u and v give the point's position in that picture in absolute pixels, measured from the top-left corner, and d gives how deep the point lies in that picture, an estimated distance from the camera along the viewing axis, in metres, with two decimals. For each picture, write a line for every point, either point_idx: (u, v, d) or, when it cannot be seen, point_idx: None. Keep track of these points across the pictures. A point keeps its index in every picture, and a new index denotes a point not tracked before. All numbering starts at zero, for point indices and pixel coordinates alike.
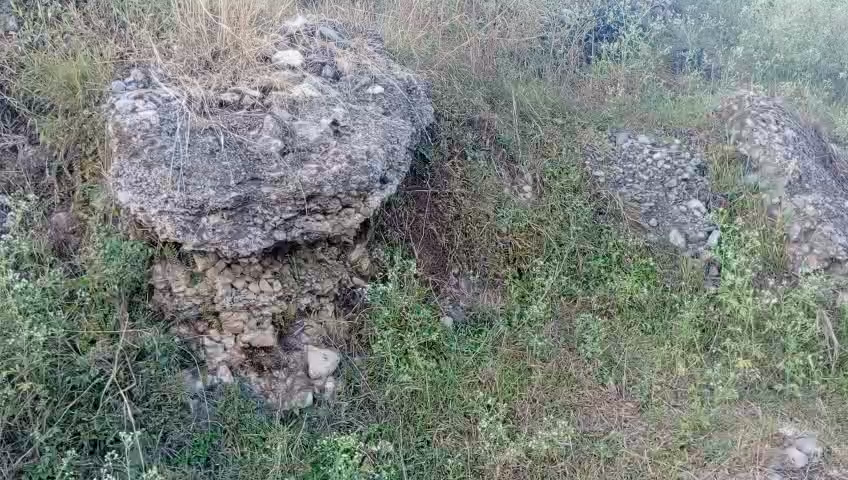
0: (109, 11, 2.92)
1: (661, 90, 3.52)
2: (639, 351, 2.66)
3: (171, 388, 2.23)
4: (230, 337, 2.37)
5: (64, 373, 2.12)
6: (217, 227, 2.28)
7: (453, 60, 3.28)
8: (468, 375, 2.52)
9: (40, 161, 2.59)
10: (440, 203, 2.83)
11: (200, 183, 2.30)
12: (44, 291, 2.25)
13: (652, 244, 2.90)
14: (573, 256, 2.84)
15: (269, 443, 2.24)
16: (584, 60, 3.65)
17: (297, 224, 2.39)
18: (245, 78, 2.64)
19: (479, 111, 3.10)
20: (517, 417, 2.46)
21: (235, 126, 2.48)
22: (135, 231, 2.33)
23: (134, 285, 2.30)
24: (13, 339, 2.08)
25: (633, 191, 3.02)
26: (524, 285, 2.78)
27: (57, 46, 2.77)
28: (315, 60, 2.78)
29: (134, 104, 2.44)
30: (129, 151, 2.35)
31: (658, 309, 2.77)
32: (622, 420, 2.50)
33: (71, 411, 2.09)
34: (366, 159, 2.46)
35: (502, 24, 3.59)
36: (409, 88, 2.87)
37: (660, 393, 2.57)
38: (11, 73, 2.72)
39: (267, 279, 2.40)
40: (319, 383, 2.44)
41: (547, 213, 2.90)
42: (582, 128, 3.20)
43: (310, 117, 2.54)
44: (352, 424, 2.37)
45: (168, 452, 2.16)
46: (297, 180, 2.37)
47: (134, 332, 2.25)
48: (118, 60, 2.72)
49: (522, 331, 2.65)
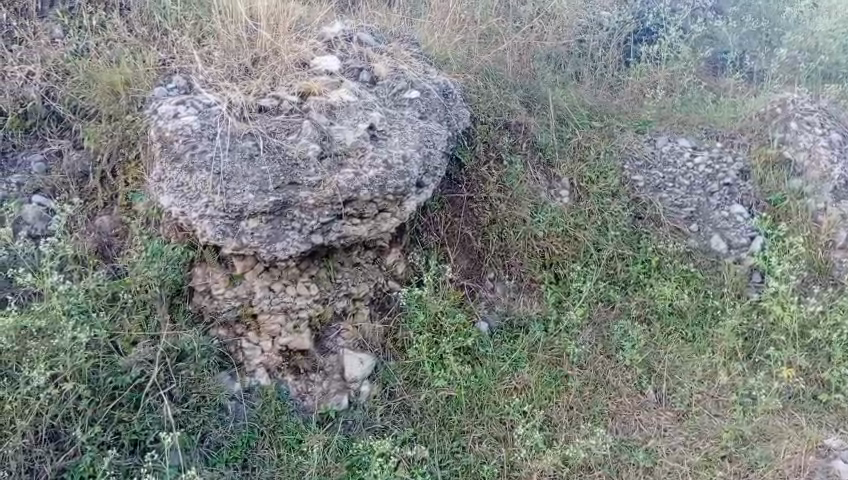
0: (151, 19, 2.97)
1: (702, 93, 3.45)
2: (678, 359, 2.62)
3: (210, 389, 2.26)
4: (268, 339, 2.38)
5: (106, 374, 2.16)
6: (256, 231, 2.31)
7: (490, 63, 3.26)
8: (503, 381, 2.51)
9: (85, 165, 2.65)
10: (476, 208, 2.80)
11: (239, 187, 2.34)
12: (87, 292, 2.28)
13: (693, 249, 2.84)
14: (611, 261, 2.80)
15: (305, 446, 2.26)
16: (623, 62, 3.60)
17: (334, 227, 2.39)
18: (284, 84, 2.67)
19: (516, 114, 3.08)
20: (554, 424, 2.43)
21: (274, 131, 2.51)
22: (176, 235, 2.38)
23: (174, 287, 2.35)
24: (58, 339, 2.13)
25: (674, 196, 2.96)
26: (561, 291, 2.75)
27: (102, 53, 2.83)
28: (353, 65, 2.80)
29: (176, 111, 2.51)
30: (171, 157, 2.41)
31: (699, 317, 2.71)
32: (661, 429, 2.46)
33: (112, 411, 2.13)
34: (402, 164, 2.48)
35: (539, 27, 3.55)
36: (446, 92, 2.87)
37: (700, 402, 2.52)
38: (57, 80, 2.78)
39: (304, 283, 2.42)
40: (355, 386, 2.43)
41: (585, 217, 2.87)
42: (620, 132, 3.16)
43: (347, 122, 2.55)
44: (387, 429, 2.37)
45: (207, 453, 2.19)
46: (334, 184, 2.37)
47: (174, 333, 2.29)
48: (160, 67, 2.79)
49: (559, 337, 2.63)
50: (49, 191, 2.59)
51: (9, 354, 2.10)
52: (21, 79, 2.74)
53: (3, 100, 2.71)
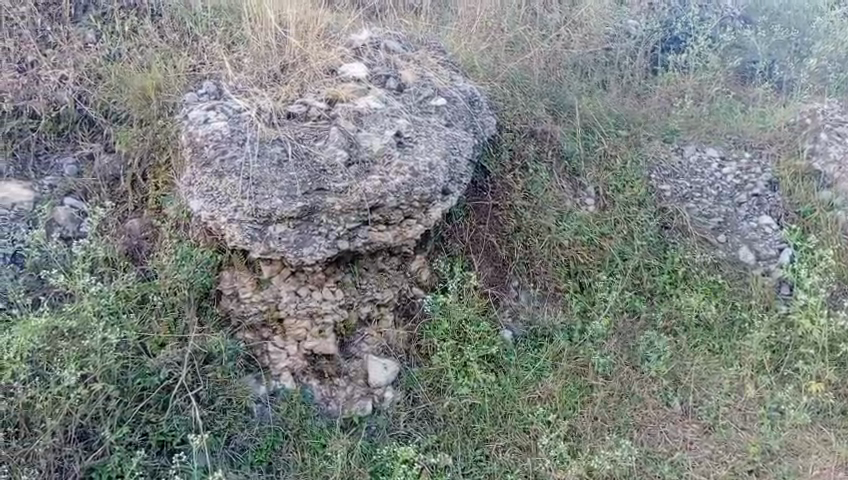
0: (183, 25, 3.02)
1: (732, 103, 3.41)
2: (705, 371, 2.59)
3: (236, 392, 2.28)
4: (294, 343, 2.39)
5: (134, 375, 2.19)
6: (284, 236, 2.33)
7: (516, 71, 3.26)
8: (527, 390, 2.50)
9: (116, 169, 2.69)
10: (501, 216, 2.80)
11: (267, 193, 2.35)
12: (117, 294, 2.31)
13: (721, 260, 2.81)
14: (637, 271, 2.78)
15: (329, 451, 2.27)
16: (651, 70, 3.58)
17: (360, 233, 2.41)
18: (312, 90, 2.69)
19: (542, 122, 3.08)
20: (578, 434, 2.41)
21: (302, 137, 2.52)
22: (205, 238, 2.40)
23: (203, 290, 2.37)
24: (89, 339, 2.15)
25: (701, 207, 2.94)
26: (587, 300, 2.73)
27: (134, 58, 2.88)
28: (380, 72, 2.81)
29: (208, 115, 2.55)
30: (201, 162, 2.44)
31: (726, 329, 2.69)
32: (688, 442, 2.44)
33: (141, 411, 2.15)
34: (429, 172, 2.49)
35: (566, 35, 3.56)
36: (472, 100, 2.88)
37: (728, 415, 2.49)
38: (90, 84, 2.83)
39: (330, 288, 2.43)
40: (379, 392, 2.44)
41: (611, 226, 2.86)
42: (647, 141, 3.15)
43: (374, 129, 2.55)
44: (410, 435, 2.37)
45: (232, 455, 2.21)
46: (361, 190, 2.40)
47: (202, 336, 2.32)
48: (191, 72, 2.83)
49: (583, 347, 2.61)
50: (81, 193, 2.63)
51: (40, 352, 2.12)
52: (55, 84, 2.79)
53: (36, 104, 2.75)
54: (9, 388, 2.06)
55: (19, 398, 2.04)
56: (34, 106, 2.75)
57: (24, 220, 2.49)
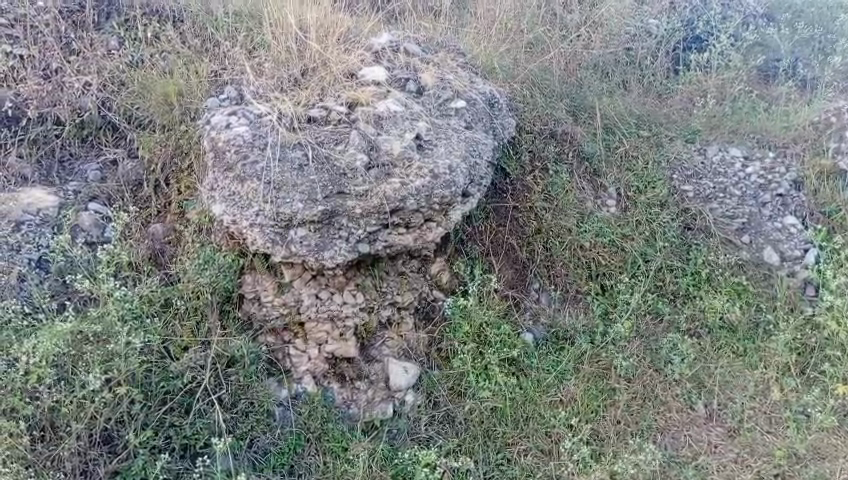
0: (204, 31, 3.07)
1: (754, 101, 3.35)
2: (729, 374, 2.57)
3: (258, 395, 2.29)
4: (315, 347, 2.40)
5: (158, 379, 2.21)
6: (304, 239, 2.34)
7: (535, 73, 3.24)
8: (549, 393, 2.49)
9: (139, 174, 2.72)
10: (521, 218, 2.80)
11: (288, 197, 2.36)
12: (141, 298, 2.33)
13: (745, 261, 2.77)
14: (660, 273, 2.76)
15: (351, 454, 2.27)
16: (672, 70, 3.55)
17: (380, 237, 2.42)
18: (332, 94, 2.70)
19: (562, 123, 3.06)
20: (601, 438, 2.40)
21: (322, 141, 2.53)
22: (228, 242, 2.42)
23: (225, 294, 2.39)
24: (113, 344, 2.18)
25: (725, 207, 2.91)
26: (608, 302, 2.71)
27: (156, 64, 2.92)
28: (400, 75, 2.81)
29: (229, 120, 2.57)
30: (223, 166, 2.47)
31: (751, 331, 2.65)
32: (712, 446, 2.41)
33: (164, 415, 2.18)
34: (449, 174, 2.49)
35: (586, 36, 3.54)
36: (491, 102, 2.88)
37: (753, 418, 2.47)
38: (113, 90, 2.86)
39: (350, 291, 2.43)
40: (400, 395, 2.44)
41: (633, 228, 2.84)
42: (669, 141, 3.12)
43: (394, 132, 2.56)
44: (432, 439, 2.37)
45: (255, 458, 2.22)
46: (381, 194, 2.40)
47: (224, 339, 2.33)
48: (212, 77, 2.87)
49: (606, 349, 2.59)
50: (105, 199, 2.66)
51: (66, 357, 2.14)
52: (78, 90, 2.83)
53: (61, 110, 2.80)
54: (35, 393, 2.08)
55: (44, 402, 2.07)
56: (59, 113, 2.80)
57: (48, 226, 2.52)
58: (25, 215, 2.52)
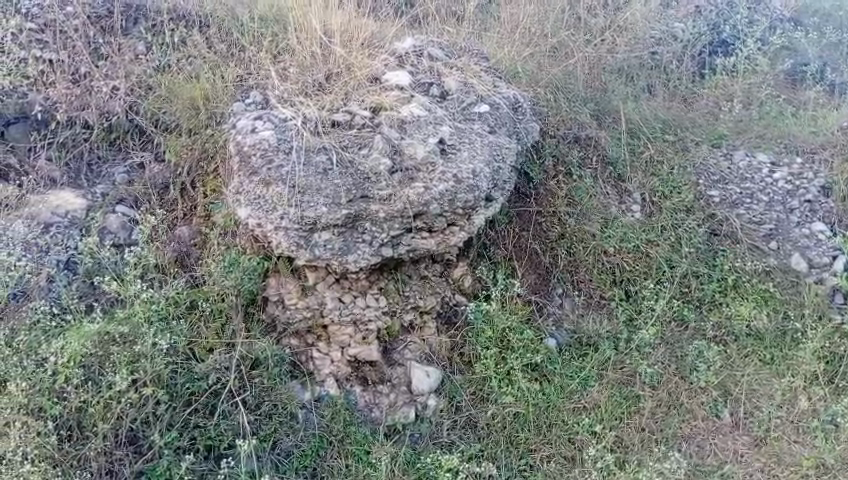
0: (230, 36, 3.12)
1: (781, 106, 3.34)
2: (756, 382, 2.53)
3: (281, 397, 2.30)
4: (337, 350, 2.41)
5: (183, 380, 2.23)
6: (328, 243, 2.36)
7: (559, 77, 3.23)
8: (571, 399, 2.47)
9: (166, 177, 2.74)
10: (544, 222, 2.79)
11: (313, 200, 2.38)
12: (167, 300, 2.36)
13: (772, 268, 2.75)
14: (685, 279, 2.73)
15: (373, 457, 2.27)
16: (697, 74, 3.52)
17: (404, 240, 2.42)
18: (356, 99, 2.71)
19: (586, 127, 3.06)
20: (625, 445, 2.38)
21: (347, 146, 2.55)
22: (252, 245, 2.44)
23: (249, 296, 2.40)
24: (140, 345, 2.21)
25: (752, 212, 2.89)
26: (633, 308, 2.69)
27: (183, 69, 2.97)
28: (423, 80, 2.82)
29: (254, 125, 2.59)
30: (248, 170, 2.48)
31: (778, 339, 2.62)
32: (738, 455, 2.39)
33: (189, 416, 2.19)
34: (472, 178, 2.49)
35: (611, 39, 3.51)
36: (515, 106, 2.87)
37: (780, 428, 2.43)
38: (140, 94, 2.90)
39: (373, 295, 2.45)
40: (422, 399, 2.43)
41: (658, 233, 2.81)
42: (695, 146, 3.11)
43: (418, 137, 2.55)
44: (454, 444, 2.36)
45: (278, 460, 2.22)
46: (405, 198, 2.41)
47: (249, 341, 2.35)
48: (238, 82, 2.91)
49: (630, 356, 2.57)
50: (132, 201, 2.69)
51: (93, 357, 2.17)
52: (106, 94, 2.86)
53: (89, 114, 2.83)
54: (62, 393, 2.11)
55: (72, 402, 2.10)
56: (88, 116, 2.83)
57: (77, 227, 2.55)
58: (53, 217, 2.57)
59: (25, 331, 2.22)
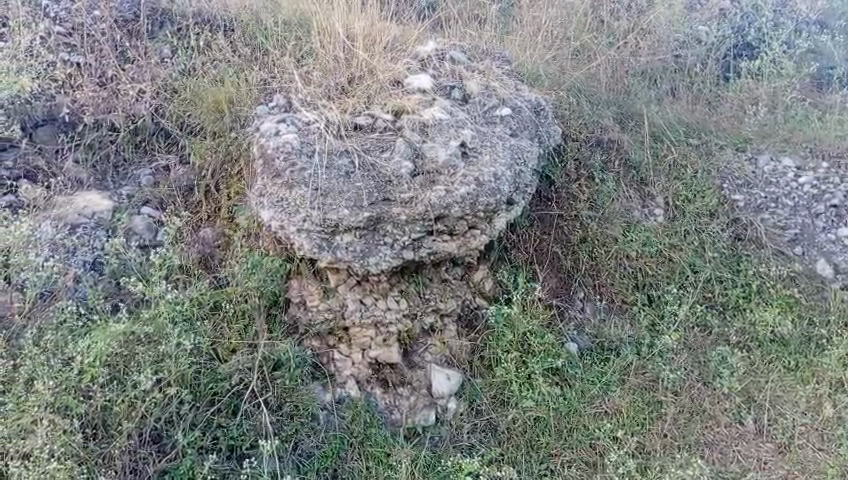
0: (254, 40, 3.16)
1: (807, 110, 3.30)
2: (780, 388, 2.51)
3: (303, 399, 2.31)
4: (358, 352, 2.43)
5: (206, 380, 2.25)
6: (350, 246, 2.37)
7: (581, 80, 3.22)
8: (593, 404, 2.46)
9: (190, 180, 2.78)
10: (566, 226, 2.77)
11: (335, 203, 2.39)
12: (191, 300, 2.39)
13: (797, 273, 2.73)
14: (708, 284, 2.72)
15: (394, 460, 2.28)
16: (722, 78, 3.50)
17: (425, 244, 2.43)
18: (378, 102, 2.73)
19: (608, 131, 3.03)
20: (647, 451, 2.36)
21: (369, 149, 2.57)
22: (274, 247, 2.45)
23: (272, 298, 2.42)
24: (164, 345, 2.23)
25: (776, 217, 2.86)
26: (655, 313, 2.67)
27: (207, 72, 3.00)
28: (445, 83, 2.84)
29: (278, 128, 2.60)
30: (272, 173, 2.49)
31: (804, 345, 2.60)
32: (762, 462, 2.36)
33: (211, 416, 2.21)
34: (493, 182, 2.50)
35: (634, 42, 3.48)
36: (537, 109, 2.86)
37: (805, 435, 2.40)
38: (166, 98, 2.95)
39: (394, 297, 2.46)
40: (442, 402, 2.43)
41: (681, 238, 2.80)
42: (719, 150, 3.08)
43: (439, 140, 2.57)
44: (474, 447, 2.36)
45: (298, 461, 2.23)
46: (426, 201, 2.41)
47: (271, 342, 2.36)
48: (262, 86, 2.93)
49: (653, 362, 2.55)
50: (157, 203, 2.72)
51: (118, 357, 2.19)
52: (132, 97, 2.90)
53: (116, 117, 2.87)
54: (88, 391, 2.13)
55: (97, 401, 2.11)
56: (114, 119, 2.87)
57: (103, 228, 2.58)
58: (80, 218, 2.59)
59: (52, 331, 2.24)
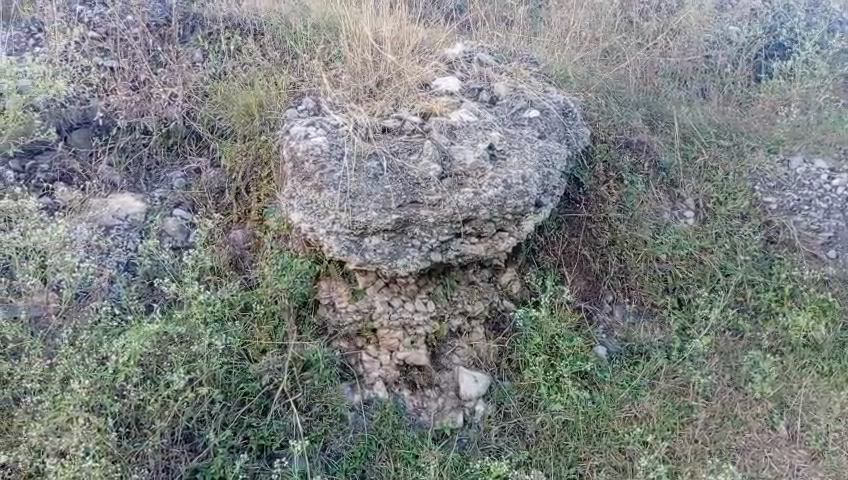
0: (284, 44, 3.20)
1: (841, 111, 3.21)
2: (814, 394, 2.47)
3: (332, 399, 2.33)
4: (386, 353, 2.44)
5: (237, 380, 2.29)
6: (378, 248, 2.38)
7: (610, 81, 3.21)
8: (622, 408, 2.44)
9: (221, 182, 2.81)
10: (595, 228, 2.76)
11: (364, 205, 2.40)
12: (223, 302, 2.42)
13: (831, 276, 2.69)
14: (740, 287, 2.68)
15: (422, 462, 2.28)
16: (753, 78, 3.45)
17: (452, 246, 2.44)
18: (406, 105, 2.75)
19: (638, 133, 3.02)
20: (677, 456, 2.33)
21: (397, 151, 2.58)
22: (304, 249, 2.48)
23: (301, 299, 2.44)
24: (196, 345, 2.26)
25: (809, 220, 2.83)
26: (686, 317, 2.65)
27: (238, 75, 3.04)
28: (473, 85, 2.86)
29: (307, 132, 2.60)
30: (301, 176, 2.50)
31: (838, 350, 2.55)
32: (795, 469, 2.33)
33: (242, 416, 2.24)
34: (522, 184, 2.49)
35: (663, 43, 3.46)
36: (565, 111, 2.85)
37: (839, 441, 2.37)
38: (197, 101, 3.00)
39: (421, 299, 2.47)
40: (470, 404, 2.44)
41: (712, 240, 2.77)
42: (750, 151, 3.04)
43: (467, 142, 2.59)
44: (502, 450, 2.36)
45: (327, 461, 2.25)
46: (454, 203, 2.42)
47: (300, 343, 2.38)
48: (292, 89, 2.97)
49: (684, 366, 2.53)
50: (189, 205, 2.77)
51: (151, 357, 2.23)
52: (165, 101, 2.95)
53: (149, 120, 2.91)
54: (122, 390, 2.17)
55: (131, 400, 2.15)
56: (147, 122, 2.91)
57: (137, 230, 2.63)
58: (114, 220, 2.64)
59: (87, 331, 2.28)
